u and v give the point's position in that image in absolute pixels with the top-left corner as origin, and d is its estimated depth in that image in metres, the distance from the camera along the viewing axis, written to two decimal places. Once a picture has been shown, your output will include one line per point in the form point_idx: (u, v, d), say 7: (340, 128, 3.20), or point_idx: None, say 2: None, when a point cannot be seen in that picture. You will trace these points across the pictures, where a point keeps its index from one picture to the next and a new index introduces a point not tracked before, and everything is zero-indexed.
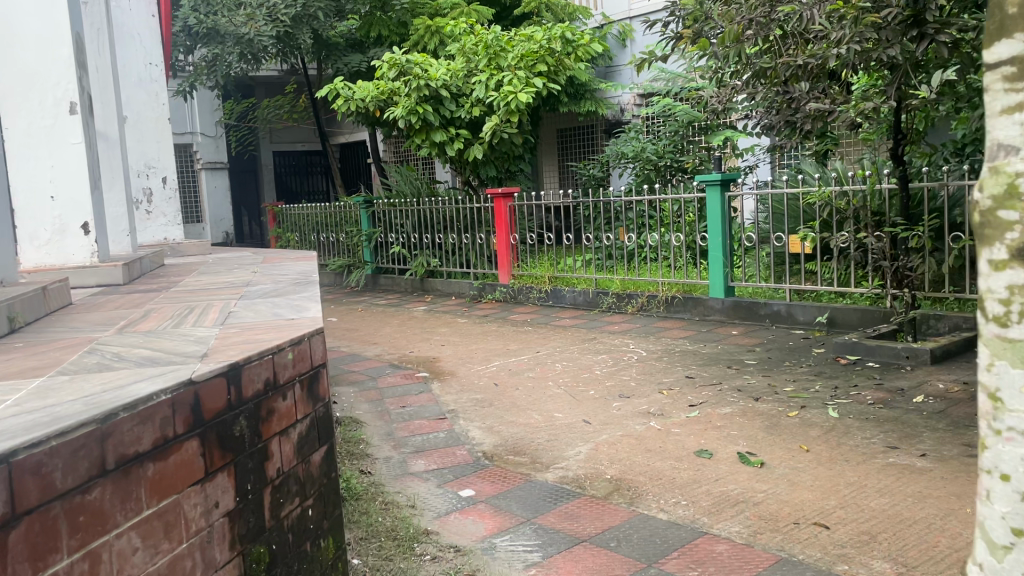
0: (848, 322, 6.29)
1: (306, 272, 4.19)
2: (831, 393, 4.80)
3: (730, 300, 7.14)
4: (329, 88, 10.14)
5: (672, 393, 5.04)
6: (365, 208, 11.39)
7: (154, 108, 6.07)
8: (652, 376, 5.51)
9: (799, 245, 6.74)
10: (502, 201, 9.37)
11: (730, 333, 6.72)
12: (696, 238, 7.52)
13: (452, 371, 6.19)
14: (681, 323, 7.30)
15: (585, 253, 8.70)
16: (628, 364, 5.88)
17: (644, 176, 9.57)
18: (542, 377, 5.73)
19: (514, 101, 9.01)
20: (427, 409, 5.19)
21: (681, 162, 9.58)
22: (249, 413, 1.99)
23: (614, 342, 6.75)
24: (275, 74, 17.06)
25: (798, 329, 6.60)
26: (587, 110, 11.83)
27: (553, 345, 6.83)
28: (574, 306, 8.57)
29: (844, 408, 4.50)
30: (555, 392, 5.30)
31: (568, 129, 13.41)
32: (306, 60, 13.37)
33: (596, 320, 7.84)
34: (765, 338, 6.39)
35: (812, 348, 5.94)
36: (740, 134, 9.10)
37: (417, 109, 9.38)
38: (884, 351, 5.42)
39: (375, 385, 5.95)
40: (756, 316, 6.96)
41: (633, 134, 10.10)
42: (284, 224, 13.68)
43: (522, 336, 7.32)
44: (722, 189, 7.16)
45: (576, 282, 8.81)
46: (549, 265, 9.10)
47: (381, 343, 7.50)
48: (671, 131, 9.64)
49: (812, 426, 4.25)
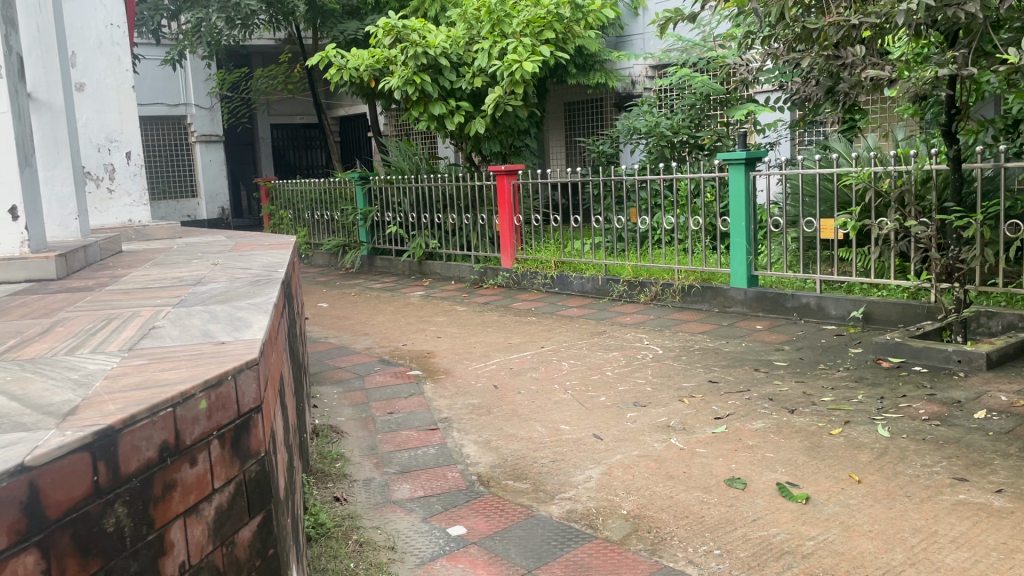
0: (886, 317, 5.68)
1: (272, 266, 3.59)
2: (877, 405, 4.20)
3: (754, 291, 6.53)
4: (319, 57, 9.48)
5: (694, 403, 4.44)
6: (360, 185, 10.77)
7: (116, 75, 5.48)
8: (670, 380, 4.91)
9: (832, 231, 6.11)
10: (505, 179, 8.73)
11: (754, 328, 6.11)
12: (716, 222, 6.89)
13: (448, 369, 5.60)
14: (700, 315, 6.69)
15: (595, 236, 8.07)
16: (643, 365, 5.29)
17: (658, 153, 8.92)
18: (547, 379, 5.14)
19: (518, 71, 8.34)
20: (417, 417, 4.60)
21: (697, 138, 8.91)
22: (133, 496, 1.41)
23: (627, 337, 6.15)
24: (270, 42, 16.36)
25: (829, 325, 5.99)
26: (596, 82, 11.17)
27: (560, 339, 6.23)
28: (582, 294, 7.97)
29: (895, 426, 3.89)
30: (561, 399, 4.71)
31: (575, 103, 12.75)
32: (301, 27, 12.70)
33: (606, 310, 7.24)
34: (793, 335, 5.79)
35: (848, 347, 5.34)
36: (763, 108, 8.43)
37: (414, 80, 8.72)
38: (931, 355, 4.81)
39: (362, 385, 5.37)
40: (782, 309, 6.35)
41: (647, 106, 9.40)
42: (277, 201, 13.05)
43: (525, 328, 6.73)
44: (747, 168, 6.52)
45: (584, 268, 8.20)
46: (555, 249, 8.49)
47: (373, 334, 6.91)
48: (687, 104, 8.94)
49: (860, 449, 3.65)
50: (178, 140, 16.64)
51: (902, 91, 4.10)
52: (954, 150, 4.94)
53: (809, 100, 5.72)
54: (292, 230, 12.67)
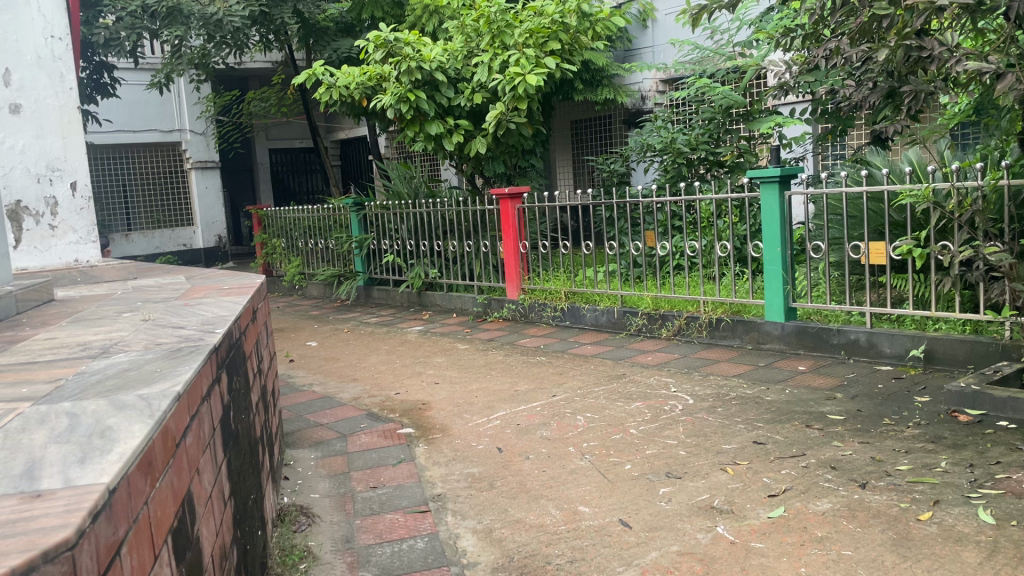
0: (952, 357, 4.89)
1: (209, 325, 2.85)
2: (968, 476, 3.40)
3: (794, 325, 5.77)
4: (306, 75, 8.75)
5: (740, 474, 3.65)
6: (355, 212, 10.07)
7: (59, 93, 5.12)
8: (707, 441, 4.13)
9: (883, 255, 5.31)
10: (509, 203, 7.97)
11: (797, 369, 5.34)
12: (747, 247, 6.12)
13: (444, 425, 4.82)
14: (731, 353, 5.92)
15: (608, 264, 7.30)
16: (673, 420, 4.51)
17: (674, 172, 8.19)
18: (560, 439, 4.36)
19: (521, 84, 7.64)
20: (405, 492, 3.84)
21: (717, 154, 8.15)
22: None
23: (650, 382, 5.36)
24: (264, 64, 15.76)
25: (884, 365, 5.22)
26: (605, 98, 10.46)
27: (573, 385, 5.45)
28: (595, 328, 7.22)
29: (999, 507, 3.09)
30: (577, 468, 3.92)
31: (582, 120, 12.05)
32: (292, 46, 12.09)
33: (625, 347, 6.47)
34: (844, 378, 5.00)
35: (912, 395, 4.54)
36: (791, 120, 7.67)
37: (408, 97, 8.00)
38: (1019, 406, 4.00)
39: (343, 447, 4.59)
40: (827, 346, 5.60)
41: (660, 121, 8.63)
42: (270, 229, 12.34)
43: (534, 371, 5.96)
44: (781, 187, 5.77)
45: (597, 299, 7.44)
46: (565, 279, 7.73)
47: (363, 380, 6.15)
48: (705, 118, 8.15)
49: (962, 544, 2.84)
50: (172, 166, 16.03)
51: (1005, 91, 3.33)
52: None
53: (858, 106, 4.96)
54: (287, 260, 11.95)
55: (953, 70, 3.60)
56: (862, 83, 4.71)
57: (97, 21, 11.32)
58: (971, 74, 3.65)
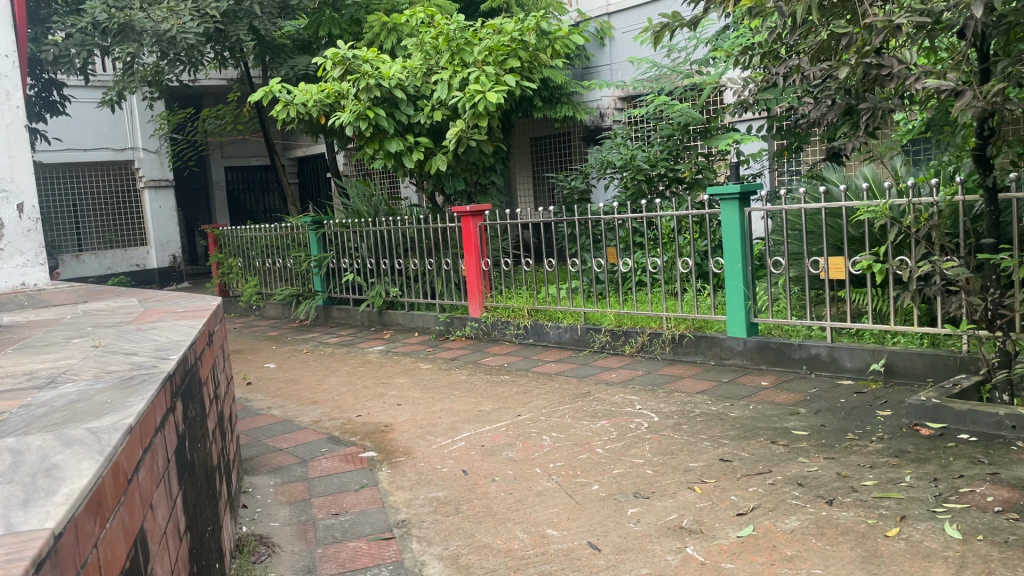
0: (911, 370, 4.96)
1: (162, 352, 2.74)
2: (932, 490, 3.42)
3: (755, 341, 5.80)
4: (263, 93, 8.62)
5: (707, 492, 3.63)
6: (314, 230, 9.94)
7: (3, 112, 4.96)
8: (673, 459, 4.10)
9: (842, 270, 5.36)
10: (470, 221, 7.94)
11: (760, 384, 5.35)
12: (709, 263, 6.15)
13: (408, 448, 4.73)
14: (694, 369, 5.94)
15: (570, 281, 7.28)
16: (639, 438, 4.48)
17: (635, 189, 8.24)
18: (526, 460, 4.30)
19: (481, 102, 7.62)
20: (368, 518, 3.74)
21: (676, 171, 8.21)
22: None
23: (614, 400, 5.33)
24: (219, 81, 15.56)
25: (845, 379, 5.27)
26: (564, 115, 10.49)
27: (537, 404, 5.39)
28: (559, 345, 7.19)
29: (965, 522, 3.10)
30: (544, 490, 3.86)
31: (541, 137, 12.08)
32: (249, 64, 11.96)
33: (589, 364, 6.45)
34: (807, 393, 5.02)
35: (874, 409, 4.57)
36: (748, 137, 7.77)
37: (367, 114, 7.93)
38: (979, 419, 4.05)
39: (304, 473, 4.48)
40: (788, 361, 5.63)
41: (619, 138, 8.68)
42: (226, 249, 12.12)
43: (498, 390, 5.89)
44: (741, 203, 5.81)
45: (560, 315, 7.43)
46: (528, 296, 7.70)
47: (323, 403, 6.02)
48: (664, 135, 8.22)
49: (930, 561, 2.84)
50: (124, 185, 15.70)
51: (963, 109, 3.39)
52: (992, 178, 4.25)
53: (816, 124, 5.02)
54: (244, 280, 11.75)
55: (912, 88, 3.64)
56: (820, 101, 4.76)
57: (46, 38, 11.09)
58: (927, 91, 3.71)
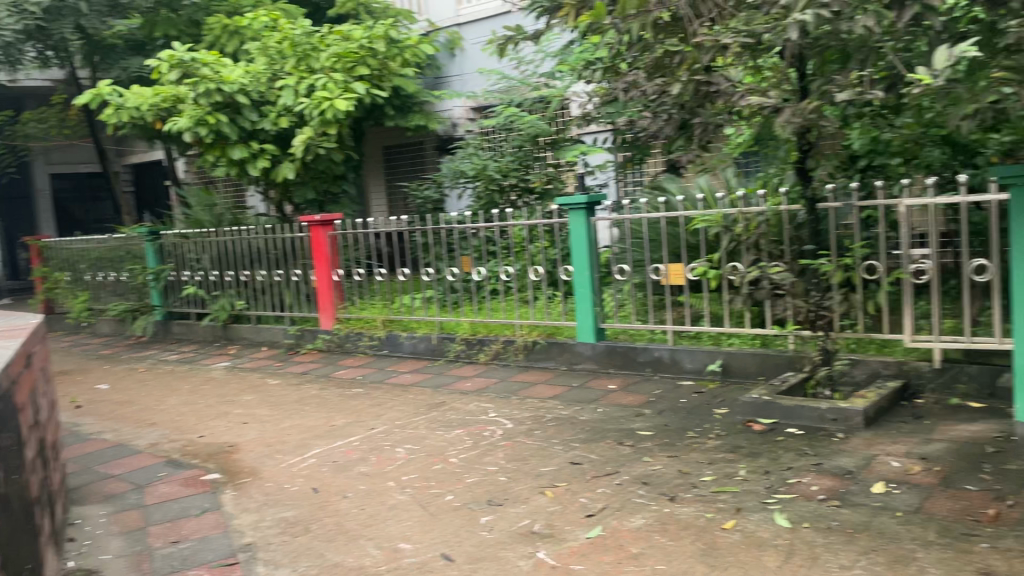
0: (745, 370, 5.28)
1: None
2: (764, 482, 3.63)
3: (603, 345, 5.99)
4: (91, 95, 8.07)
5: (558, 496, 3.70)
6: (152, 241, 9.39)
7: None
8: (526, 465, 4.15)
9: (681, 276, 5.64)
10: (321, 230, 7.77)
11: (608, 388, 5.53)
12: (559, 271, 6.30)
13: (254, 468, 4.54)
14: (546, 375, 6.06)
15: (424, 290, 7.25)
16: (493, 445, 4.51)
17: (487, 200, 8.39)
18: (378, 474, 4.23)
19: (329, 109, 7.47)
20: (210, 544, 3.55)
21: (527, 182, 8.37)
22: None
23: (469, 408, 5.34)
24: (42, 81, 14.42)
25: (686, 380, 5.53)
26: (416, 125, 10.45)
27: (391, 416, 5.32)
28: (414, 356, 7.15)
29: (793, 511, 3.31)
30: (397, 503, 3.81)
31: (393, 146, 11.99)
32: (75, 63, 11.18)
33: (444, 374, 6.45)
34: (652, 395, 5.23)
35: (712, 408, 4.82)
36: (594, 149, 8.02)
37: (207, 120, 7.60)
38: (805, 413, 4.35)
39: (140, 499, 4.20)
40: (635, 363, 5.85)
41: (471, 148, 8.74)
42: (52, 262, 11.23)
43: (351, 403, 5.77)
44: (587, 213, 5.99)
45: (414, 326, 7.38)
46: (382, 306, 7.60)
47: (163, 424, 5.69)
48: (514, 146, 8.36)
49: (763, 549, 3.02)
50: None
51: (783, 125, 3.65)
52: (810, 190, 4.59)
53: (655, 137, 5.25)
54: (73, 295, 10.92)
55: (739, 106, 3.88)
56: (658, 115, 4.99)
57: None
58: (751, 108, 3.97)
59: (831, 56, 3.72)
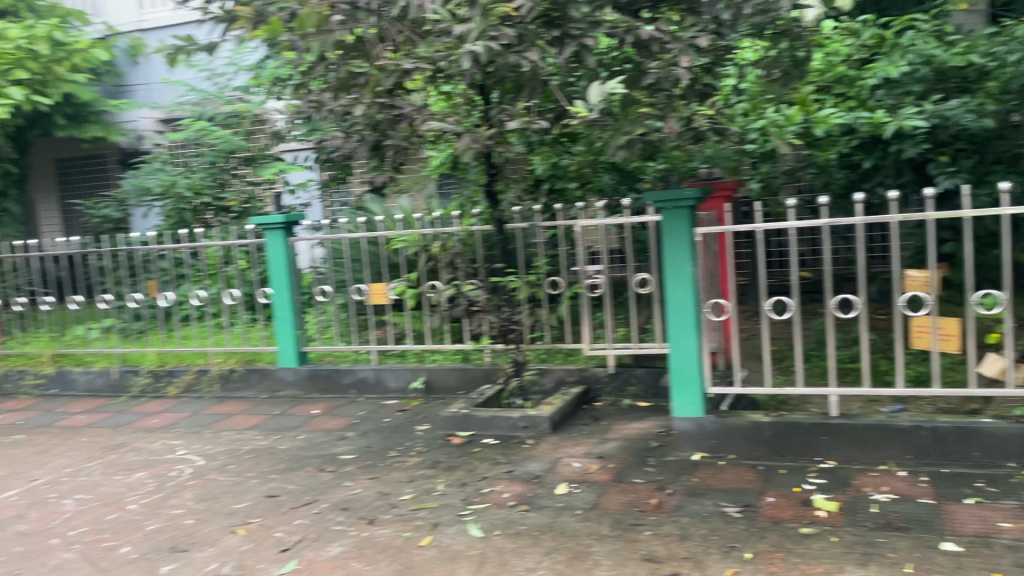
0: (446, 386, 5.42)
1: None
2: (460, 495, 3.74)
3: (306, 370, 5.78)
4: None
5: (251, 533, 3.50)
6: None
7: None
8: (217, 503, 3.88)
9: (384, 296, 5.56)
10: None
11: (310, 413, 5.37)
12: (256, 294, 5.97)
13: None
14: (244, 405, 5.73)
15: (102, 320, 6.54)
16: (180, 486, 4.16)
17: (178, 218, 7.81)
18: (38, 533, 3.70)
19: None
20: None
21: (222, 201, 7.92)
22: None
23: (154, 447, 4.89)
24: None
25: (390, 399, 5.54)
26: (93, 137, 9.46)
27: (59, 464, 4.70)
28: (90, 393, 6.40)
29: (486, 520, 3.44)
30: (61, 563, 3.36)
31: (66, 159, 10.73)
32: None
33: (126, 411, 5.84)
34: (354, 417, 5.16)
35: (413, 425, 4.88)
36: (294, 167, 7.79)
37: None
38: (498, 424, 4.54)
39: None
40: (338, 387, 5.73)
41: (158, 163, 8.09)
42: None
43: (8, 454, 5.01)
44: (286, 233, 5.73)
45: (91, 359, 6.62)
46: (49, 339, 6.72)
47: None
48: (206, 162, 7.90)
49: (456, 562, 3.09)
50: None
51: (465, 148, 3.80)
52: (498, 211, 4.81)
53: (350, 156, 5.22)
54: None
55: (421, 130, 3.97)
56: (350, 136, 4.96)
57: None
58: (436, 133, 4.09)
59: (504, 88, 4.00)
